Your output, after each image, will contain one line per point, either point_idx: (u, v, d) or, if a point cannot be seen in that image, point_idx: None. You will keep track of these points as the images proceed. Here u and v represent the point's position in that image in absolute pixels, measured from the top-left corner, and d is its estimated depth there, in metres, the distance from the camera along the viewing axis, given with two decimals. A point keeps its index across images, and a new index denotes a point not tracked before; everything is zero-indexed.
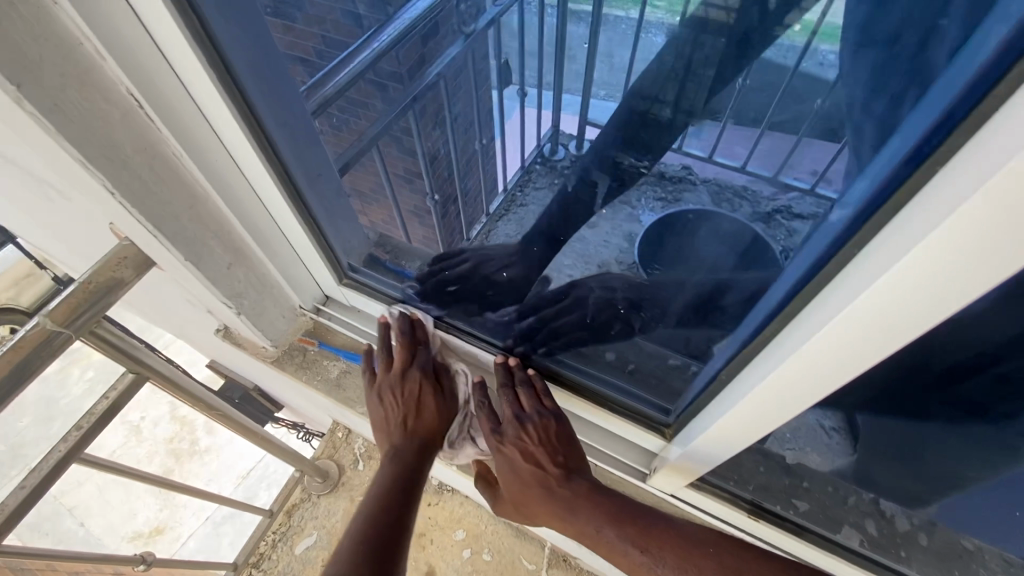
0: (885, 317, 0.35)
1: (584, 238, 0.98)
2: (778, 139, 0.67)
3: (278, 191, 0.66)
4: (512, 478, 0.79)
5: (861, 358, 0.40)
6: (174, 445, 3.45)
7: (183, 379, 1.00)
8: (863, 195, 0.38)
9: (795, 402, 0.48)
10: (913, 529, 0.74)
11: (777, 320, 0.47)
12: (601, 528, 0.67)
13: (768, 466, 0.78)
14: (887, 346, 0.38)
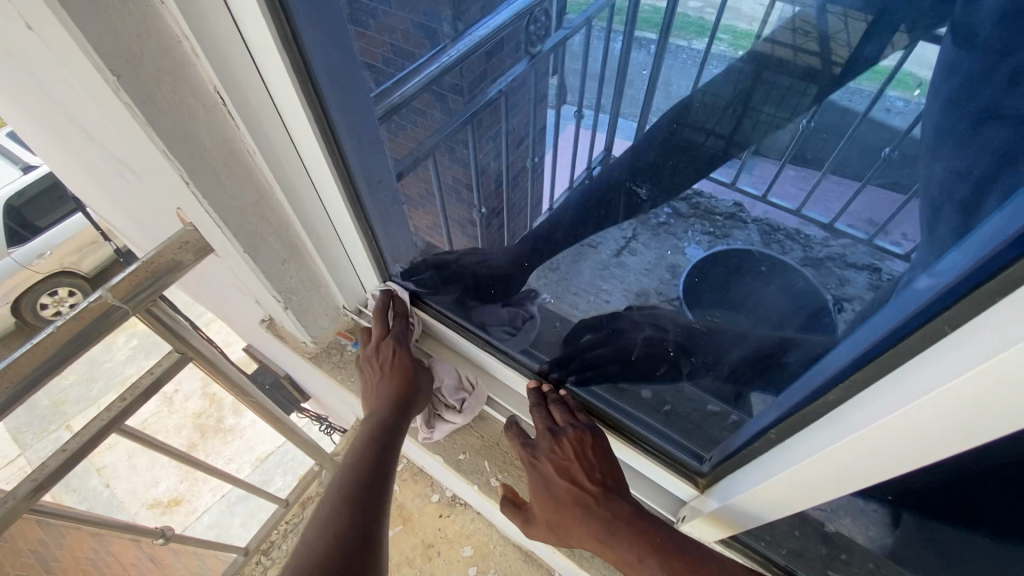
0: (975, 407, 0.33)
1: (626, 265, 0.88)
2: (839, 184, 0.56)
3: (340, 193, 0.68)
4: (546, 497, 0.77)
5: (945, 441, 0.37)
6: (201, 421, 3.56)
7: (222, 362, 1.02)
8: (950, 263, 0.36)
9: (859, 474, 0.45)
10: None
11: (840, 386, 0.44)
12: (644, 558, 0.64)
13: (803, 531, 0.75)
14: (969, 438, 0.36)
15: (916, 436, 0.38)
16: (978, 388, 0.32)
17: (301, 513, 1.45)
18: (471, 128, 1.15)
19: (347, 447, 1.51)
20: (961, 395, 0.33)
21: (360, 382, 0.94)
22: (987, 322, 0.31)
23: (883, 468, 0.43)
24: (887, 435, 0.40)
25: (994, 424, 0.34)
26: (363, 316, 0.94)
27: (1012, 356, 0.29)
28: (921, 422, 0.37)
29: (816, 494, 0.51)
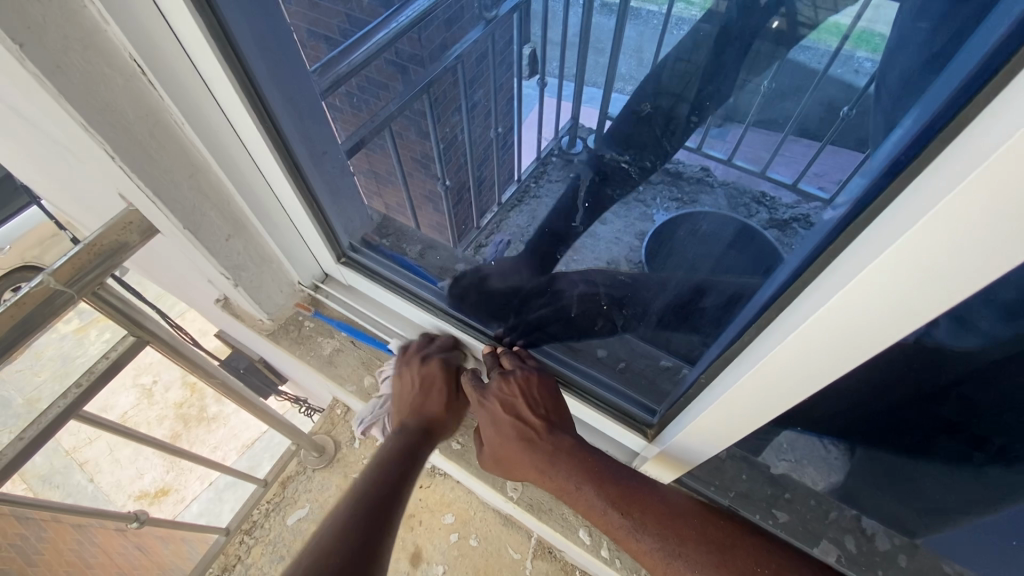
0: (856, 319, 0.36)
1: (596, 234, 1.03)
2: (805, 146, 0.66)
3: (278, 164, 0.67)
4: (492, 433, 0.80)
5: (848, 358, 0.39)
6: (183, 410, 3.53)
7: (181, 344, 1.01)
8: (856, 190, 0.39)
9: (779, 397, 0.48)
10: (895, 550, 0.73)
11: (762, 316, 0.46)
12: (582, 486, 0.69)
13: (750, 474, 0.78)
14: (863, 352, 0.38)
15: (819, 353, 0.40)
16: (862, 297, 0.34)
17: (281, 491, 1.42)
18: (430, 101, 1.16)
19: (325, 426, 1.49)
20: (846, 310, 0.35)
21: (319, 356, 0.93)
22: (868, 238, 0.33)
23: (797, 391, 0.46)
24: (793, 356, 0.42)
25: (884, 337, 0.36)
26: (320, 292, 0.93)
27: (887, 264, 0.31)
28: (825, 341, 0.39)
29: (748, 427, 0.55)
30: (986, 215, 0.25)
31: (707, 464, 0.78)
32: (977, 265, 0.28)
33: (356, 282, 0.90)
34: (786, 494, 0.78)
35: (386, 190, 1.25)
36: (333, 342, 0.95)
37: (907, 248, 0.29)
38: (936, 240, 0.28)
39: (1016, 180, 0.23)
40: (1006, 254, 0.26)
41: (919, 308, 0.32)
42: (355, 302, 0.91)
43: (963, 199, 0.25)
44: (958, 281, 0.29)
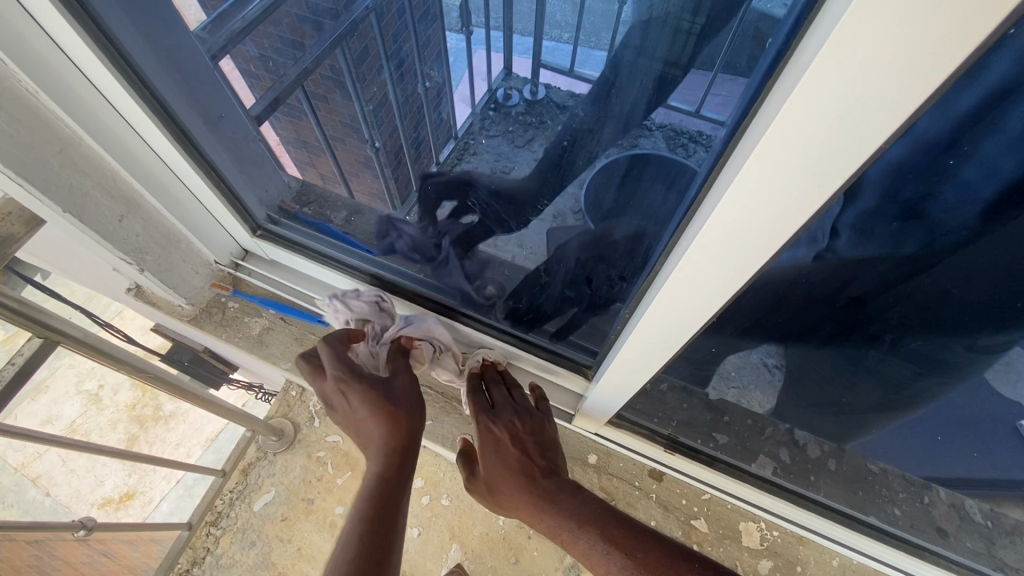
0: (732, 235, 0.37)
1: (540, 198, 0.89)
2: (695, 80, 0.63)
3: (165, 136, 0.61)
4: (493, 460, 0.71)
5: (738, 271, 0.40)
6: (136, 412, 3.36)
7: (101, 341, 0.93)
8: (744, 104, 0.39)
9: (689, 322, 0.49)
10: (823, 456, 0.83)
11: (670, 243, 0.47)
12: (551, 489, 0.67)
13: (690, 403, 0.83)
14: (746, 270, 0.40)
15: (715, 270, 0.41)
16: (736, 205, 0.34)
17: (244, 479, 1.34)
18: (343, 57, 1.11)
19: (281, 409, 1.42)
20: (722, 228, 0.37)
21: (248, 337, 0.88)
22: (736, 157, 0.34)
23: (697, 316, 0.48)
24: (691, 276, 0.43)
25: (763, 245, 0.37)
26: (241, 269, 0.87)
27: (754, 164, 0.31)
28: (716, 255, 0.40)
29: (660, 360, 0.57)
30: (820, 118, 0.27)
31: (649, 399, 0.81)
32: (836, 152, 0.28)
33: (277, 255, 0.85)
34: (724, 417, 0.83)
35: (317, 160, 1.30)
36: (262, 320, 0.90)
37: (768, 144, 0.29)
38: (794, 131, 0.28)
39: (841, 59, 0.24)
40: (844, 154, 0.28)
41: (781, 221, 0.34)
42: (279, 276, 0.86)
43: (797, 103, 0.27)
44: (808, 186, 0.31)
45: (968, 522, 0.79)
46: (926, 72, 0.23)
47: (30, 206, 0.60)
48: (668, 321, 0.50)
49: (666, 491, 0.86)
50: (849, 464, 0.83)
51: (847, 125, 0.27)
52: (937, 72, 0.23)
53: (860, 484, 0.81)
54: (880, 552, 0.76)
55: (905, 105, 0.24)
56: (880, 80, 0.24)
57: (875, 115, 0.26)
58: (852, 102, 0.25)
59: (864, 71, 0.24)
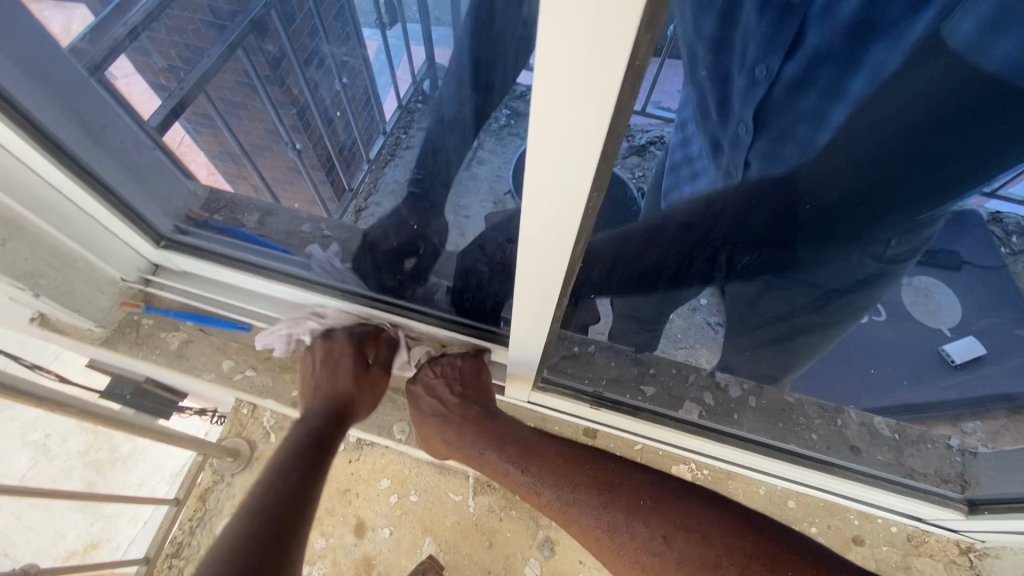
0: (551, 191, 0.37)
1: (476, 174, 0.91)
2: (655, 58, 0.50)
3: (34, 154, 0.58)
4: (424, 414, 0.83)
5: (566, 229, 0.42)
6: (91, 458, 3.19)
7: (18, 380, 0.89)
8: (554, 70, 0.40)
9: (553, 280, 0.51)
10: (743, 394, 0.88)
11: None
12: (485, 450, 0.76)
13: (618, 359, 0.86)
14: (576, 229, 0.41)
15: (553, 231, 0.42)
16: (543, 171, 0.35)
17: (203, 505, 1.30)
18: (250, 58, 1.16)
19: (234, 429, 1.37)
20: (538, 193, 0.38)
21: (166, 352, 0.85)
22: None
23: (558, 272, 0.49)
24: (534, 237, 0.44)
25: (576, 205, 0.38)
26: (153, 285, 0.84)
27: (536, 131, 0.32)
28: (547, 218, 0.41)
29: (547, 318, 0.59)
30: (570, 84, 0.27)
31: (576, 359, 0.84)
32: (592, 119, 0.29)
33: (185, 265, 0.81)
34: (649, 369, 0.87)
35: (245, 172, 1.30)
36: (180, 333, 0.87)
37: (537, 110, 0.30)
38: (551, 99, 0.29)
39: (558, 22, 0.24)
40: (599, 120, 0.29)
41: (578, 183, 0.35)
42: (191, 288, 0.83)
43: (543, 57, 0.26)
44: (587, 142, 0.31)
45: (877, 437, 0.86)
46: (623, 22, 0.23)
47: None
48: (539, 282, 0.51)
49: (602, 446, 0.89)
50: (770, 399, 0.88)
51: (594, 79, 0.26)
52: (631, 18, 0.23)
53: (779, 416, 0.86)
54: (799, 476, 0.82)
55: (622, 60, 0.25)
56: (600, 26, 0.23)
57: (604, 68, 0.25)
58: (590, 50, 0.25)
59: (585, 31, 0.24)
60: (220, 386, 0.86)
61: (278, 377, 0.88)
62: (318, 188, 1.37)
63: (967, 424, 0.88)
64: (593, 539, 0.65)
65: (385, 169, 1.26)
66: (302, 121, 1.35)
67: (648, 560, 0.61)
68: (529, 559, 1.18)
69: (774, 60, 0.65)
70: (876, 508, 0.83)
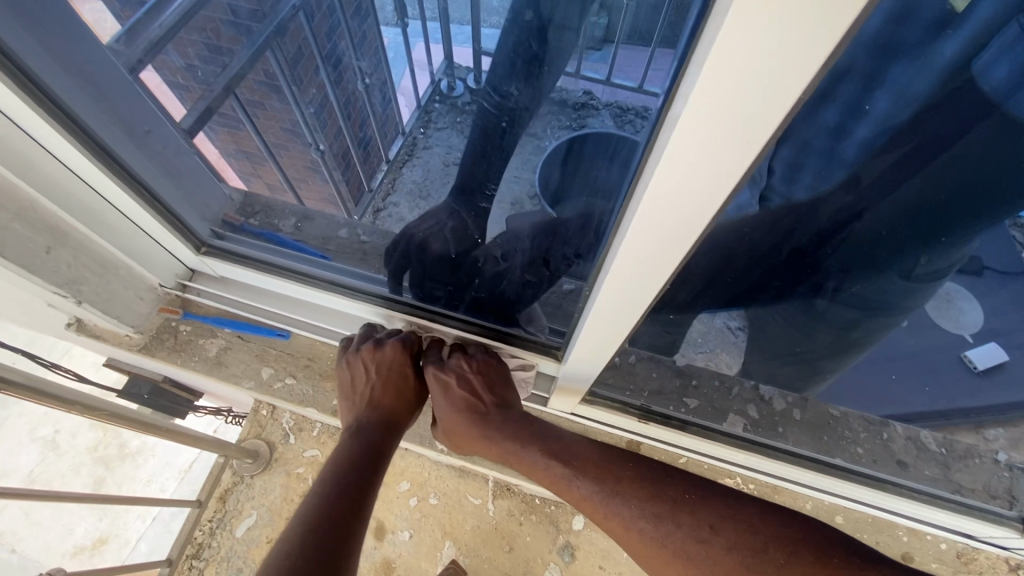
0: (676, 196, 0.38)
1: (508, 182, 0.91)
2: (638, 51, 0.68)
3: (86, 158, 0.58)
4: (445, 410, 0.76)
5: (677, 241, 0.43)
6: (100, 453, 3.19)
7: (48, 383, 0.88)
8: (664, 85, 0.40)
9: (642, 295, 0.52)
10: (788, 407, 0.87)
11: (617, 221, 0.49)
12: (529, 451, 0.69)
13: (659, 371, 0.85)
14: (685, 241, 0.43)
15: (662, 244, 0.44)
16: (674, 181, 0.36)
17: (222, 507, 1.30)
18: (274, 59, 1.12)
19: (252, 430, 1.37)
20: (661, 205, 0.39)
21: (205, 359, 0.85)
22: (663, 134, 0.36)
23: (654, 285, 0.49)
24: (638, 252, 0.45)
25: (698, 216, 0.39)
26: (191, 290, 0.83)
27: (680, 141, 0.33)
28: (658, 230, 0.42)
29: (620, 332, 0.60)
30: (737, 91, 0.29)
31: (619, 371, 0.83)
32: (749, 125, 0.30)
33: (225, 271, 0.80)
34: (692, 382, 0.86)
35: (262, 169, 1.25)
36: (219, 340, 0.87)
37: (691, 118, 0.31)
38: (713, 104, 0.30)
39: (749, 32, 0.26)
40: (756, 124, 0.30)
41: (706, 192, 0.36)
42: (229, 293, 0.82)
43: (724, 57, 0.27)
44: (740, 140, 0.31)
45: (923, 451, 0.84)
46: (820, 25, 0.24)
47: None
48: (627, 295, 0.52)
49: (644, 459, 0.88)
50: (813, 412, 0.87)
51: (770, 77, 0.27)
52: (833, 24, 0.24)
53: (823, 429, 0.85)
54: (849, 491, 0.80)
55: (807, 62, 0.26)
56: (803, 22, 0.24)
57: (793, 56, 0.26)
58: (783, 44, 0.26)
59: (770, 36, 0.25)
60: (253, 392, 0.86)
61: (320, 385, 0.87)
62: (336, 186, 1.37)
63: (988, 430, 0.88)
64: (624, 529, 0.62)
65: (402, 170, 1.29)
66: (321, 116, 1.29)
67: (693, 548, 0.57)
68: (549, 563, 1.17)
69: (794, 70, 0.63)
70: (925, 522, 0.81)
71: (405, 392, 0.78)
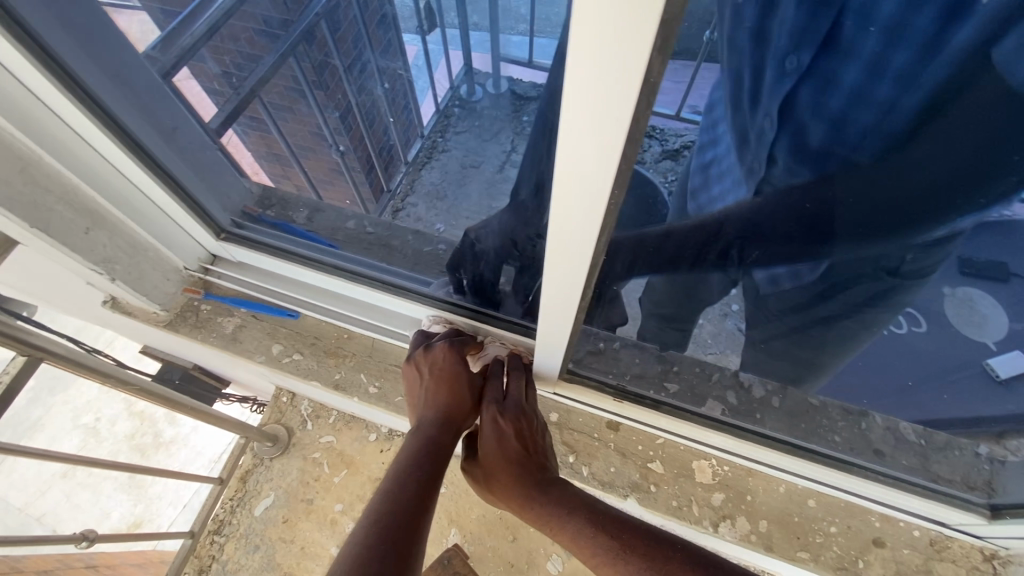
0: (583, 187, 0.42)
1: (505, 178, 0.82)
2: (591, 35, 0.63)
3: (123, 154, 0.67)
4: (495, 456, 0.75)
5: (591, 227, 0.47)
6: (138, 441, 3.37)
7: (88, 357, 0.98)
8: None
9: (579, 278, 0.56)
10: (768, 395, 0.90)
11: None
12: (570, 515, 0.67)
13: (643, 357, 0.90)
14: (595, 224, 0.47)
15: (581, 227, 0.48)
16: (573, 169, 0.41)
17: (243, 486, 1.38)
18: (298, 63, 1.22)
19: (274, 416, 1.45)
20: (568, 192, 0.43)
21: (222, 335, 0.92)
22: None
23: (585, 270, 0.55)
24: (564, 238, 0.50)
25: (603, 202, 0.43)
26: (211, 273, 0.91)
27: (565, 133, 0.37)
28: (576, 217, 0.46)
29: (572, 315, 0.65)
30: (599, 90, 0.33)
31: (601, 354, 0.88)
32: (616, 119, 0.34)
33: (240, 256, 0.88)
34: (673, 368, 0.90)
35: (291, 173, 1.34)
36: (235, 319, 0.94)
37: (568, 112, 0.35)
38: (583, 100, 0.34)
39: (587, 42, 0.30)
40: (617, 118, 0.34)
41: (601, 180, 0.41)
42: (245, 277, 0.90)
43: (575, 61, 0.31)
44: (613, 139, 0.36)
45: (903, 442, 0.86)
46: (638, 39, 0.29)
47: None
48: (567, 278, 0.56)
49: (623, 440, 0.92)
50: (792, 401, 0.90)
51: (621, 76, 0.31)
52: (647, 35, 0.28)
53: (801, 418, 0.87)
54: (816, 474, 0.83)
55: (637, 63, 0.30)
56: (624, 45, 0.29)
57: (631, 70, 0.31)
58: (614, 61, 0.30)
59: (609, 45, 0.30)
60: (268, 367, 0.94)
61: (322, 361, 0.94)
62: (358, 186, 1.43)
63: (1011, 441, 0.81)
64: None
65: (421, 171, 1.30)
66: (345, 122, 1.40)
67: None
68: (552, 556, 1.21)
69: (806, 54, 0.64)
70: (896, 508, 0.84)
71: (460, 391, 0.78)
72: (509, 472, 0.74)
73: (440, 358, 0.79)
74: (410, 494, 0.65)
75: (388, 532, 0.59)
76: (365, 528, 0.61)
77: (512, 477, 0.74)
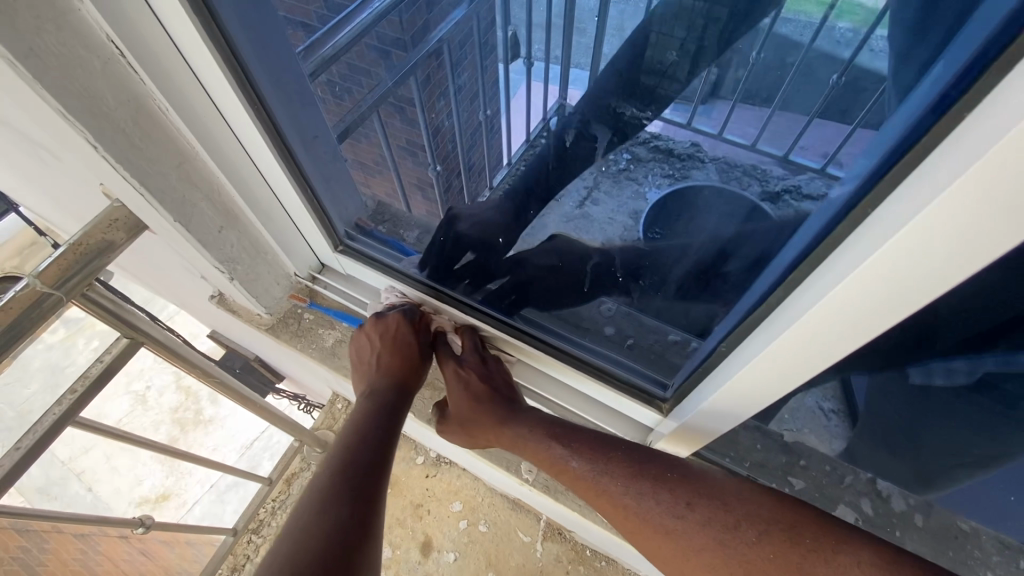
0: (863, 307, 0.38)
1: (589, 216, 1.02)
2: (788, 119, 0.71)
3: (279, 166, 0.67)
4: (463, 397, 0.88)
5: (839, 343, 0.42)
6: (179, 416, 3.46)
7: (178, 344, 0.99)
8: (859, 172, 0.43)
9: (787, 382, 0.51)
10: (909, 510, 0.82)
11: (777, 290, 0.47)
12: (550, 446, 0.77)
13: (765, 444, 0.83)
14: (852, 342, 0.42)
15: (824, 341, 0.43)
16: (864, 288, 0.36)
17: (288, 489, 1.36)
18: (415, 84, 1.11)
19: (327, 421, 1.43)
20: (840, 308, 0.39)
21: (320, 348, 0.93)
22: (855, 242, 0.36)
23: (793, 378, 0.50)
24: (791, 346, 0.45)
25: (878, 323, 0.38)
26: (317, 282, 0.92)
27: (885, 254, 0.33)
28: (823, 332, 0.42)
29: (746, 412, 0.59)
30: (969, 220, 0.28)
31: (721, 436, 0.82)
32: (978, 248, 0.30)
33: (352, 268, 0.89)
34: (801, 460, 0.83)
35: (374, 180, 1.12)
36: (335, 333, 0.95)
37: (907, 234, 0.31)
38: (938, 225, 0.29)
39: (999, 173, 0.26)
40: (971, 250, 0.30)
41: (893, 302, 0.36)
42: (354, 292, 0.91)
43: (958, 191, 0.27)
44: (952, 266, 0.31)
45: None
46: None
47: (149, 216, 0.66)
48: (767, 380, 0.51)
49: None
50: (937, 521, 0.81)
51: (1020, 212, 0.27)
52: None
53: (949, 543, 0.79)
54: None
55: None
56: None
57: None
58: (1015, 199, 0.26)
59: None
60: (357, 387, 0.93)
61: None
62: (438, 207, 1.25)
63: None
64: (621, 511, 0.69)
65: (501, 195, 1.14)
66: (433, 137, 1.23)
67: (671, 522, 0.65)
68: None
69: None
70: None
71: (409, 356, 0.87)
72: (474, 409, 0.87)
73: (394, 333, 0.86)
74: (367, 456, 0.74)
75: (347, 480, 0.70)
76: (328, 479, 0.70)
77: (478, 410, 0.86)
